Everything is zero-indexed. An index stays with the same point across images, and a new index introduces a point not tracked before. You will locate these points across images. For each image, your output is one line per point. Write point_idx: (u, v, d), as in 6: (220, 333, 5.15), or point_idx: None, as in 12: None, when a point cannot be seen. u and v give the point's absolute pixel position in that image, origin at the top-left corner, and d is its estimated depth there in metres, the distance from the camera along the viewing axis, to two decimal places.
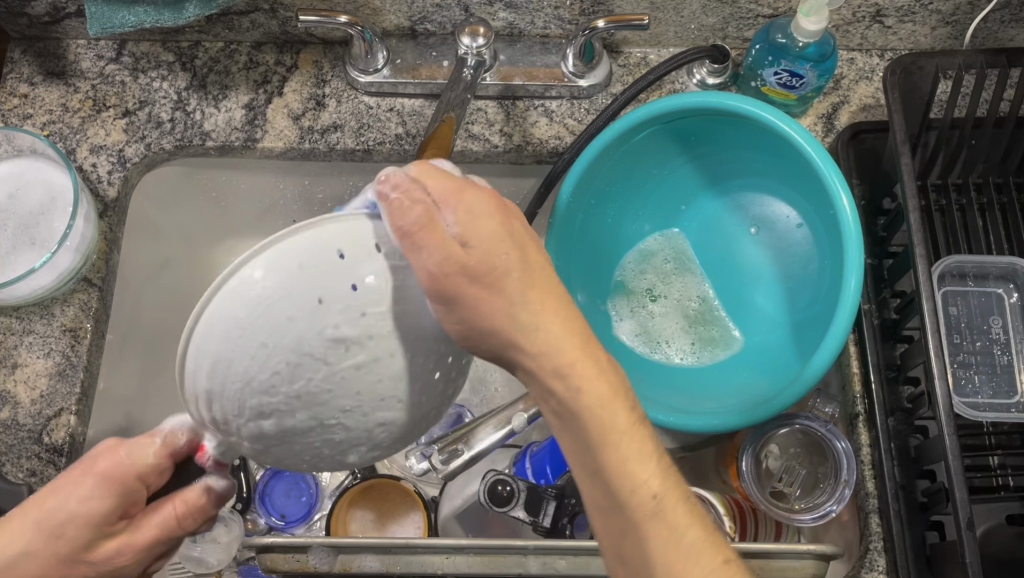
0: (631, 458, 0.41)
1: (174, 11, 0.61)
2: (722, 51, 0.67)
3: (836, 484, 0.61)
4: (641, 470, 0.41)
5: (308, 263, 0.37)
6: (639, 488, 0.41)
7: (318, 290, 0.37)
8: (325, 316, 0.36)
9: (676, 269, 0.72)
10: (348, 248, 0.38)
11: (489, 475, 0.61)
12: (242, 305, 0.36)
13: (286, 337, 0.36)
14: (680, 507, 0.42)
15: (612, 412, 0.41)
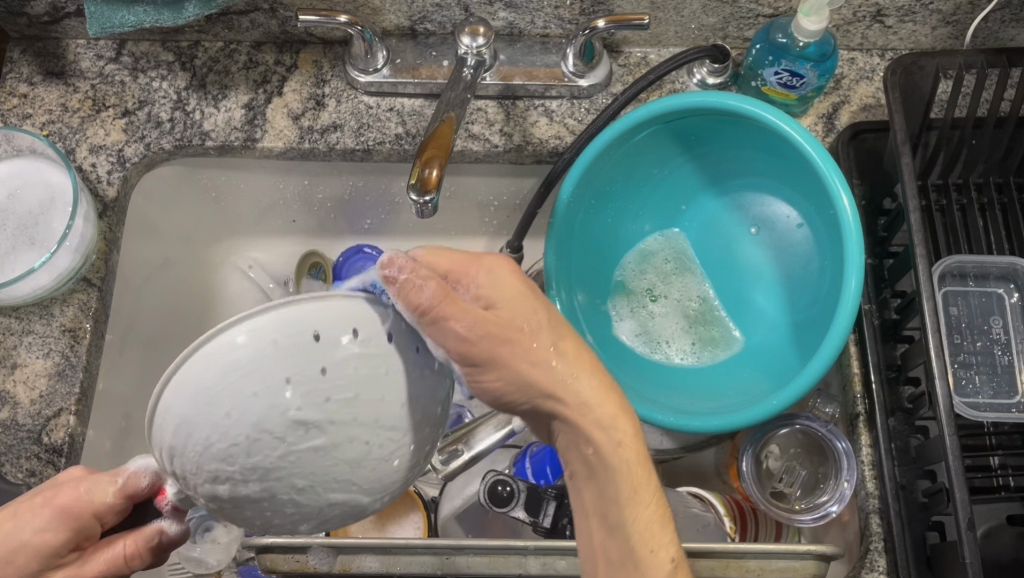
0: (644, 486, 0.47)
1: (173, 11, 0.61)
2: (722, 51, 0.67)
3: (836, 484, 0.61)
4: (649, 498, 0.46)
5: (283, 341, 0.38)
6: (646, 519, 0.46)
7: (286, 369, 0.37)
8: (290, 396, 0.37)
9: (676, 269, 0.72)
10: (326, 329, 0.38)
11: (489, 475, 0.61)
12: (214, 373, 0.37)
13: (251, 413, 0.37)
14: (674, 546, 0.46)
15: (638, 470, 0.47)
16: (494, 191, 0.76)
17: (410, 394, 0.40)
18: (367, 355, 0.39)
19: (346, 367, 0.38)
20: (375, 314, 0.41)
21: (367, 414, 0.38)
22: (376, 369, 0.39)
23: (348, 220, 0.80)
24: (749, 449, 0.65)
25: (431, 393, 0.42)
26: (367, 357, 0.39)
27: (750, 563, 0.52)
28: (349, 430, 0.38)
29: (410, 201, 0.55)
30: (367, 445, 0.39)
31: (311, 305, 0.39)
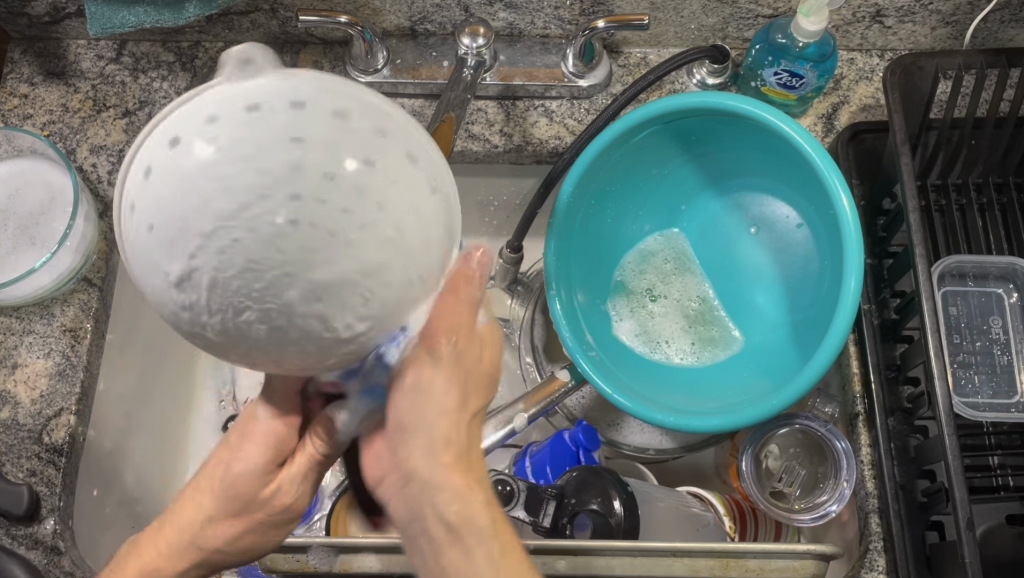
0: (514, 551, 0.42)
1: (174, 11, 0.61)
2: (721, 51, 0.67)
3: (836, 484, 0.61)
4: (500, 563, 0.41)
5: (235, 110, 0.32)
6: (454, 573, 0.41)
7: (238, 137, 0.31)
8: (236, 164, 0.30)
9: (676, 269, 0.72)
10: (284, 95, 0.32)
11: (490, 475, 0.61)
12: (152, 187, 0.31)
13: (205, 181, 0.30)
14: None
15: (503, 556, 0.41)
16: (494, 191, 0.76)
17: (402, 193, 0.33)
18: (347, 136, 0.32)
19: (315, 129, 0.31)
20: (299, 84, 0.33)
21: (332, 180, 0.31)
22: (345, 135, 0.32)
23: None
24: (749, 448, 0.66)
25: (437, 189, 0.35)
26: (350, 141, 0.32)
27: (750, 562, 0.52)
28: (314, 197, 0.31)
29: None
30: (352, 231, 0.31)
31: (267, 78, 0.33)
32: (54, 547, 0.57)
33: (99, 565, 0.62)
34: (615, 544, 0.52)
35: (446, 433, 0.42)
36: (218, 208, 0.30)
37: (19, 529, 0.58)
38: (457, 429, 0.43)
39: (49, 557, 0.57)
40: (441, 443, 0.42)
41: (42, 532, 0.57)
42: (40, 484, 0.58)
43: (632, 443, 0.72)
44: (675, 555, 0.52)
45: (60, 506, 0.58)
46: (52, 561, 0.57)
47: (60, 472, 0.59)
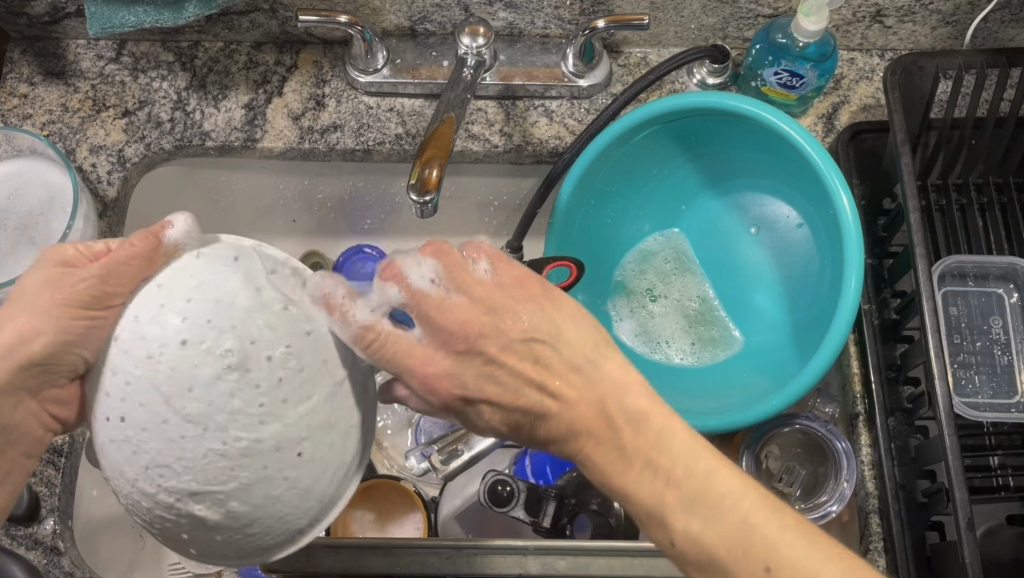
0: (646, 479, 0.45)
1: (174, 11, 0.61)
2: (721, 51, 0.67)
3: (836, 484, 0.61)
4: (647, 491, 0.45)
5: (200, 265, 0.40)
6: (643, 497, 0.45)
7: (195, 290, 0.39)
8: (197, 311, 0.39)
9: (676, 269, 0.72)
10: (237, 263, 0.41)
11: (488, 475, 0.60)
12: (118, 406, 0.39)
13: (168, 323, 0.39)
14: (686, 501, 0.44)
15: (717, 529, 0.43)
16: (493, 191, 0.76)
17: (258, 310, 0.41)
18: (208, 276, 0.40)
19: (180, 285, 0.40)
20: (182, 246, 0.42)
21: (261, 326, 0.40)
22: (277, 295, 0.41)
23: (348, 220, 0.80)
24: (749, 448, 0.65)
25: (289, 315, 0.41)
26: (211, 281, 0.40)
27: None
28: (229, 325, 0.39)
29: (410, 201, 0.55)
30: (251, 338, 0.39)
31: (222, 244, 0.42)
32: (54, 547, 0.57)
33: (99, 565, 0.62)
34: (616, 544, 0.52)
35: (605, 466, 0.46)
36: (180, 343, 0.38)
37: (19, 529, 0.58)
38: (607, 460, 0.46)
39: (49, 557, 0.57)
40: (616, 469, 0.46)
41: (42, 532, 0.57)
42: (39, 484, 0.58)
43: None
44: None
45: (60, 506, 0.58)
46: (52, 562, 0.57)
47: (59, 472, 0.59)
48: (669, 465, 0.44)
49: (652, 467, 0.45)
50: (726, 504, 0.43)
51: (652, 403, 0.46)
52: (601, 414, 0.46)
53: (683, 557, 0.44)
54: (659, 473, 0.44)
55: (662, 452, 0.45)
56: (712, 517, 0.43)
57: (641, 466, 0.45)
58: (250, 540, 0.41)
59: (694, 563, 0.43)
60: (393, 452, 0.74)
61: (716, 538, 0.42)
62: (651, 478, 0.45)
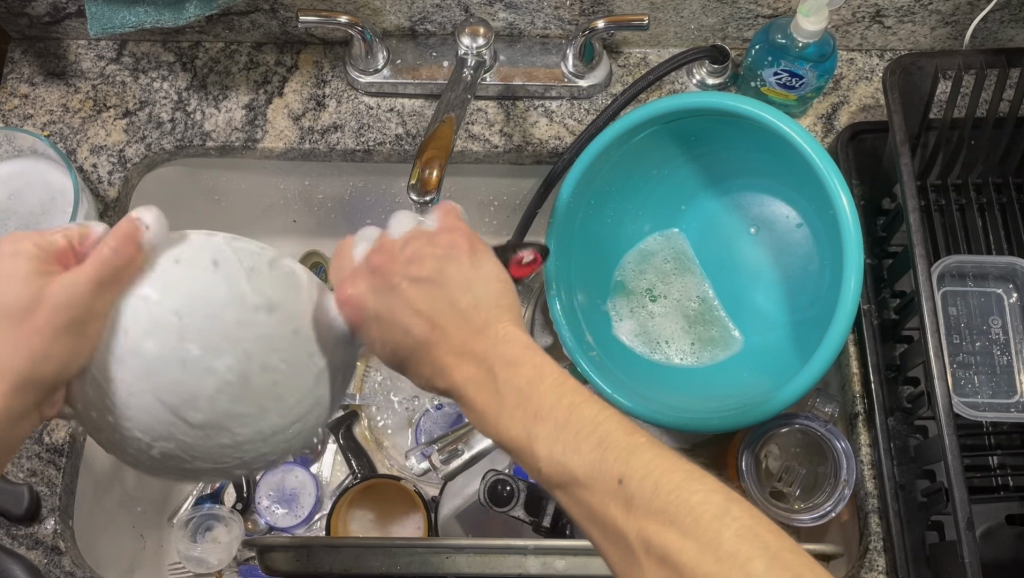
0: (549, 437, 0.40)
1: (174, 11, 0.61)
2: (721, 51, 0.67)
3: (836, 483, 0.61)
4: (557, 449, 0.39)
5: (184, 261, 0.38)
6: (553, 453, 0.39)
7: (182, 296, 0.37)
8: (193, 325, 0.37)
9: (676, 269, 0.72)
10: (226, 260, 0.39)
11: (488, 474, 0.61)
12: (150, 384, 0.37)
13: (163, 338, 0.36)
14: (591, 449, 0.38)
15: (576, 450, 0.39)
16: (494, 191, 0.76)
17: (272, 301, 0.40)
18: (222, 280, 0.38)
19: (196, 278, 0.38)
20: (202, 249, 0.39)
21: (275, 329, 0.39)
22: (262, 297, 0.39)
23: (348, 220, 0.80)
24: (751, 449, 0.66)
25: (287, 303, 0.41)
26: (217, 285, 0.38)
27: None
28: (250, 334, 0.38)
29: (410, 201, 0.56)
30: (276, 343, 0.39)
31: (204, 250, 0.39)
32: (54, 547, 0.57)
33: (99, 564, 0.62)
34: None
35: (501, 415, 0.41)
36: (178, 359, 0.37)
37: (19, 529, 0.58)
38: (474, 394, 0.42)
39: (49, 557, 0.57)
40: (479, 400, 0.42)
41: (42, 532, 0.57)
42: (40, 484, 0.59)
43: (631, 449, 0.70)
44: None
45: (60, 505, 0.58)
46: (52, 561, 0.57)
47: (60, 472, 0.59)
48: (535, 396, 0.40)
49: (521, 400, 0.40)
50: (578, 426, 0.39)
51: (526, 350, 0.42)
52: (466, 351, 0.43)
53: (545, 479, 0.41)
54: (519, 404, 0.40)
55: (527, 387, 0.41)
56: (572, 439, 0.39)
57: (512, 401, 0.41)
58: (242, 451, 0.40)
59: (556, 485, 0.40)
60: (394, 452, 0.74)
61: (575, 459, 0.39)
62: (516, 410, 0.41)
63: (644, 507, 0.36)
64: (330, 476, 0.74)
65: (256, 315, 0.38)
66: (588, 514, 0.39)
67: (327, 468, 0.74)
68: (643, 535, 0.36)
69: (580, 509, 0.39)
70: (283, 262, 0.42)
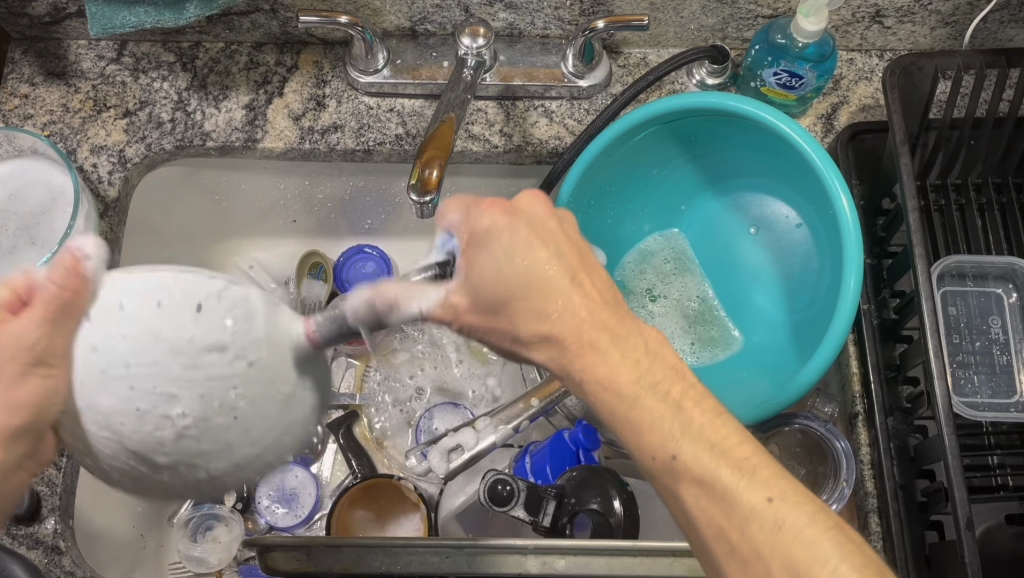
0: (684, 439, 0.41)
1: (174, 11, 0.61)
2: (721, 51, 0.67)
3: (836, 483, 0.61)
4: (696, 450, 0.40)
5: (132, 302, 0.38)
6: (692, 450, 0.41)
7: (132, 331, 0.37)
8: (140, 375, 0.37)
9: (676, 269, 0.72)
10: (171, 304, 0.38)
11: (488, 475, 0.60)
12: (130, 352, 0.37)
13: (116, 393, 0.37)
14: (734, 460, 0.40)
15: (722, 458, 0.40)
16: (494, 191, 0.76)
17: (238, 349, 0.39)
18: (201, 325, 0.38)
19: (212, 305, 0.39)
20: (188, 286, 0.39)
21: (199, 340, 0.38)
22: (212, 338, 0.38)
23: (348, 220, 0.81)
24: None
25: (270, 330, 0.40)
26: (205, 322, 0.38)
27: None
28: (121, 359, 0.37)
29: (410, 200, 0.56)
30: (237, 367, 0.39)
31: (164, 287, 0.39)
32: (54, 547, 0.57)
33: (99, 565, 0.62)
34: (616, 543, 0.51)
35: (636, 399, 0.42)
36: (134, 411, 0.37)
37: (19, 529, 0.58)
38: (602, 370, 0.43)
39: (49, 557, 0.57)
40: (608, 387, 0.42)
41: (42, 532, 0.57)
42: (40, 483, 0.58)
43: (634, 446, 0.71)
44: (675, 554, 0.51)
45: (60, 505, 0.58)
46: (52, 561, 0.57)
47: (60, 472, 0.59)
48: (680, 393, 0.42)
49: (662, 391, 0.42)
50: (727, 436, 0.41)
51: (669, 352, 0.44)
52: (605, 328, 0.43)
53: (667, 472, 0.41)
54: (668, 395, 0.42)
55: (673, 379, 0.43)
56: (717, 448, 0.41)
57: (652, 387, 0.42)
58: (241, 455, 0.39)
59: (686, 484, 0.41)
60: (394, 452, 0.74)
61: (717, 464, 0.40)
62: (656, 399, 0.42)
63: (791, 532, 0.38)
64: (330, 476, 0.74)
65: (203, 360, 0.37)
66: (719, 524, 0.40)
67: (327, 469, 0.74)
68: (783, 558, 0.38)
69: (709, 511, 0.40)
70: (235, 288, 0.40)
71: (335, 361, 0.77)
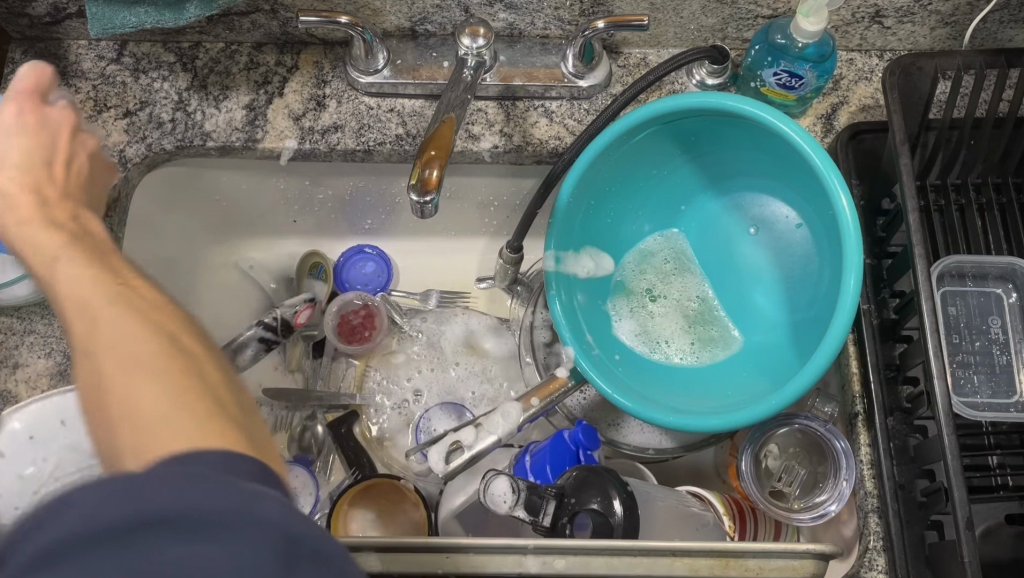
0: (103, 341, 0.36)
1: (174, 12, 0.61)
2: (721, 51, 0.67)
3: (836, 483, 0.62)
4: (114, 365, 0.35)
5: (36, 434, 0.57)
6: (117, 347, 0.36)
7: (51, 453, 0.56)
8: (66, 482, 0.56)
9: (676, 269, 0.72)
10: (70, 419, 0.57)
11: (488, 474, 0.62)
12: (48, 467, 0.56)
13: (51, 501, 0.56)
14: (152, 379, 0.35)
15: (129, 377, 0.35)
16: (494, 192, 0.76)
17: None
18: None
19: None
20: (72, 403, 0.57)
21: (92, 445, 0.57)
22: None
23: (348, 220, 0.81)
24: (749, 448, 0.66)
25: None
26: None
27: (749, 562, 0.51)
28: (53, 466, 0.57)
29: (410, 201, 0.56)
30: None
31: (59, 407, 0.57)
32: None
33: None
34: (617, 543, 0.51)
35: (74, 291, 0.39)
36: None
37: None
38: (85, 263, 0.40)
39: None
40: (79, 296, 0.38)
41: None
42: None
43: (632, 443, 0.72)
44: (675, 554, 0.51)
45: None
46: None
47: None
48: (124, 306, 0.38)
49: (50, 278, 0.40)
50: (158, 351, 0.36)
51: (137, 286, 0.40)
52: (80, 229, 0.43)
53: (121, 368, 0.35)
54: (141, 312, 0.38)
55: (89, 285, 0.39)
56: (126, 360, 0.35)
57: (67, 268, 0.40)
58: None
59: (140, 384, 0.35)
60: (393, 452, 0.74)
61: (158, 388, 0.34)
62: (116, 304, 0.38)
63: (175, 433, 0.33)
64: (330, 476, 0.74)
65: None
66: (118, 429, 0.34)
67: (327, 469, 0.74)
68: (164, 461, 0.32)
69: (146, 399, 0.34)
70: None
71: (336, 361, 0.78)
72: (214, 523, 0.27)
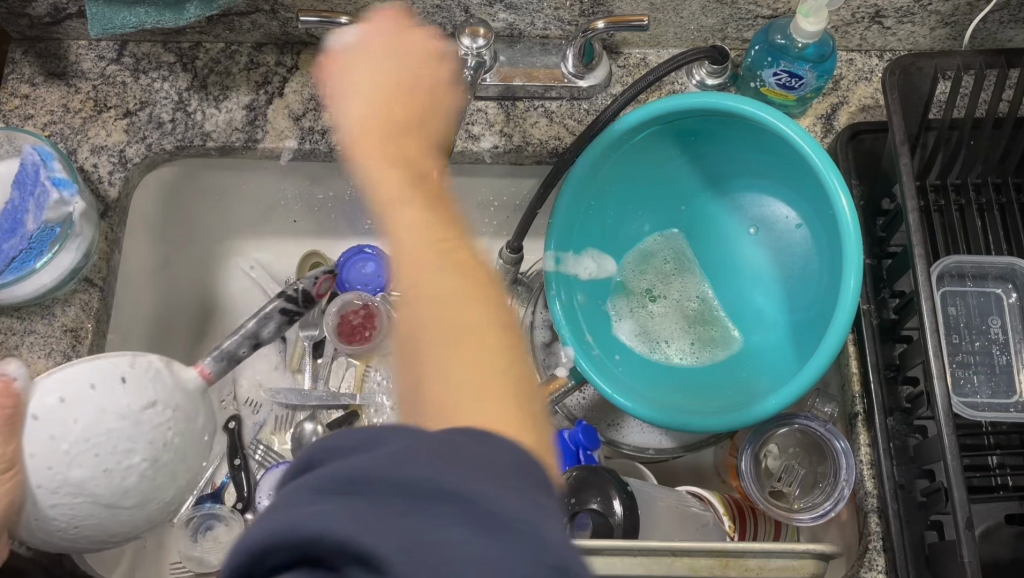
0: (420, 278, 0.47)
1: (174, 12, 0.61)
2: (721, 51, 0.67)
3: (836, 484, 0.62)
4: (422, 309, 0.46)
5: (69, 395, 0.52)
6: (429, 284, 0.47)
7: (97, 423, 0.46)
8: (101, 443, 0.52)
9: (676, 269, 0.73)
10: (103, 380, 0.53)
11: None
12: (83, 427, 0.51)
13: (85, 463, 0.51)
14: (470, 307, 0.46)
15: (438, 313, 0.45)
16: (494, 192, 0.76)
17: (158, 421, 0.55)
18: (134, 390, 0.54)
19: (136, 376, 0.54)
20: (109, 364, 0.54)
21: (129, 406, 0.53)
22: (142, 399, 0.54)
23: (348, 220, 0.81)
24: (749, 448, 0.67)
25: (150, 399, 0.54)
26: (133, 392, 0.54)
27: (749, 562, 0.51)
28: (88, 428, 0.51)
29: None
30: (167, 426, 0.55)
31: (96, 366, 0.54)
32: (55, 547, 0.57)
33: (100, 566, 0.62)
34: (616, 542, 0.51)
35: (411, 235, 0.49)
36: (103, 470, 0.52)
37: None
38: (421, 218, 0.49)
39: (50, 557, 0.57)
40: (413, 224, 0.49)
41: None
42: None
43: (632, 443, 0.72)
44: (675, 554, 0.50)
45: None
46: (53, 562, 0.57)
47: None
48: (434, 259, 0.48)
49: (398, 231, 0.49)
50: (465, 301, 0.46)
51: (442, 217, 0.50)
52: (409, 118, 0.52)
53: (430, 295, 0.46)
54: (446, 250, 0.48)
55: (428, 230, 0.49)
56: (428, 295, 0.46)
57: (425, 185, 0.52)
58: (148, 503, 0.55)
59: (435, 331, 0.44)
60: None
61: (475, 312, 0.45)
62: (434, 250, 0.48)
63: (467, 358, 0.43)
64: None
65: (143, 415, 0.54)
66: (411, 351, 0.45)
67: None
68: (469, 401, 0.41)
69: (457, 340, 0.44)
70: (142, 357, 0.56)
71: (336, 361, 0.78)
72: (467, 458, 0.30)
